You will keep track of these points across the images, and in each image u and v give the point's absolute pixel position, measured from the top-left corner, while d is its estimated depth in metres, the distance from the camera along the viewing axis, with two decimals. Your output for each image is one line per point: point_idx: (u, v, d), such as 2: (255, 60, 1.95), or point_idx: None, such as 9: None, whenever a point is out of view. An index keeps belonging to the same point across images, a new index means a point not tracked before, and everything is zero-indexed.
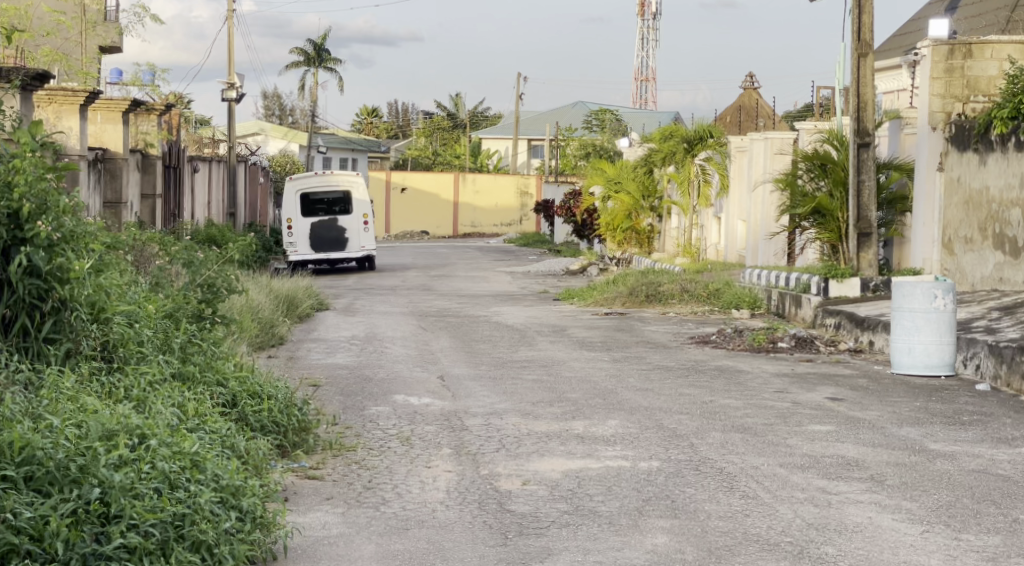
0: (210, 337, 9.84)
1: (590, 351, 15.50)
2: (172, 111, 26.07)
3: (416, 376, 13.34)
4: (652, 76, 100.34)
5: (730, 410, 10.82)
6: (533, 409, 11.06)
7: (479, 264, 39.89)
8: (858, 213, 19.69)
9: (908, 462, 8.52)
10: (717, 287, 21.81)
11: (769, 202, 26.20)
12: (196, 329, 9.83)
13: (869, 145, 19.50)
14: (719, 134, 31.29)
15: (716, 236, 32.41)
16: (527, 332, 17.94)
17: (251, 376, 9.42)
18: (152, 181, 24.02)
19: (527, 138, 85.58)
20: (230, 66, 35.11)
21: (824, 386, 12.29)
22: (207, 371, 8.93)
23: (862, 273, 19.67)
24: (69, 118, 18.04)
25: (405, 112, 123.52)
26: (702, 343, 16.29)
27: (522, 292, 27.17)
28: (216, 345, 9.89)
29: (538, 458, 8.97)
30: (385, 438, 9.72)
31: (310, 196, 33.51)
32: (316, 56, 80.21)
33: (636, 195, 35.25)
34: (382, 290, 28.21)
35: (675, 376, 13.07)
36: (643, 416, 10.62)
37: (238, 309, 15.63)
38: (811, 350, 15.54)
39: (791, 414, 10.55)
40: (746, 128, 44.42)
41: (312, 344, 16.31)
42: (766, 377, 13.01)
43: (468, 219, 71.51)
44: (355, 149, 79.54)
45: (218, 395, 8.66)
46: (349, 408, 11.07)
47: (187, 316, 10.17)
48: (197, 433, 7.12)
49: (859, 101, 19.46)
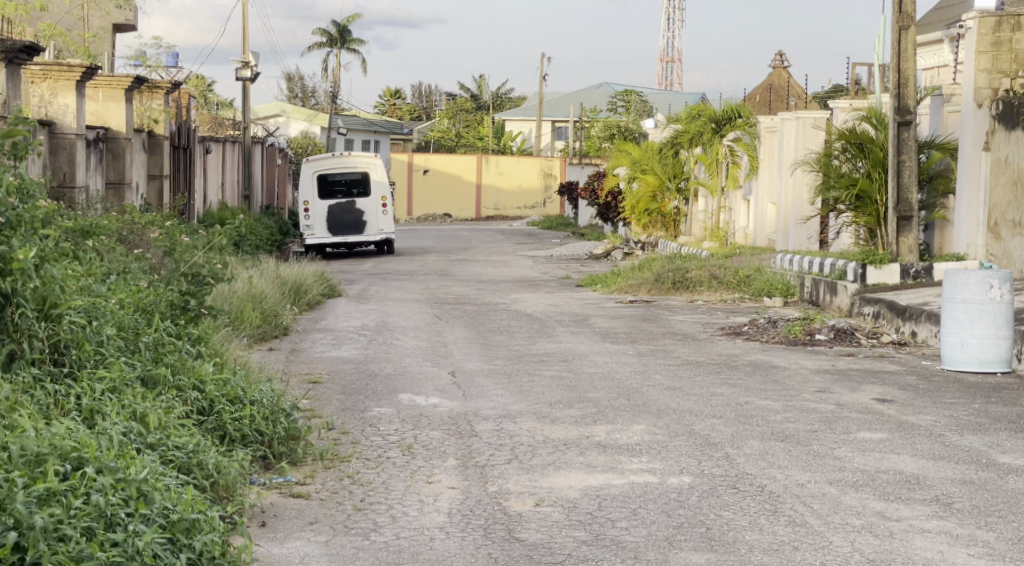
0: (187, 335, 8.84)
1: (614, 344, 14.45)
2: (181, 89, 25.08)
3: (425, 372, 12.34)
4: (678, 57, 98.86)
5: (768, 414, 9.77)
6: (550, 412, 10.03)
7: (501, 248, 38.88)
8: (898, 195, 18.56)
9: (977, 480, 7.45)
10: (748, 273, 20.75)
11: (801, 183, 24.96)
12: (172, 324, 8.84)
13: (910, 123, 18.32)
14: (747, 114, 29.98)
15: (745, 219, 31.33)
16: (547, 322, 16.89)
17: (232, 377, 8.41)
18: (160, 162, 23.17)
19: (551, 120, 84.49)
20: (246, 44, 34.12)
21: (869, 385, 11.20)
22: (181, 372, 7.90)
23: (902, 259, 18.54)
24: (65, 95, 17.09)
25: (430, 93, 122.53)
26: (734, 335, 15.22)
27: (544, 278, 26.17)
28: (194, 350, 8.87)
29: (554, 472, 7.94)
30: (382, 446, 8.72)
31: (327, 178, 32.44)
32: (339, 37, 79.32)
33: (662, 178, 34.11)
34: (398, 275, 27.23)
35: (706, 373, 12.03)
36: (671, 421, 9.58)
37: (238, 298, 14.66)
38: (851, 341, 14.45)
39: (837, 419, 9.49)
40: (776, 107, 43.14)
41: (318, 335, 15.34)
42: (805, 373, 11.95)
43: (491, 201, 70.58)
44: (377, 131, 78.56)
45: (192, 401, 7.65)
46: (348, 410, 10.11)
47: (165, 310, 9.17)
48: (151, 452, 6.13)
49: (899, 77, 18.36)
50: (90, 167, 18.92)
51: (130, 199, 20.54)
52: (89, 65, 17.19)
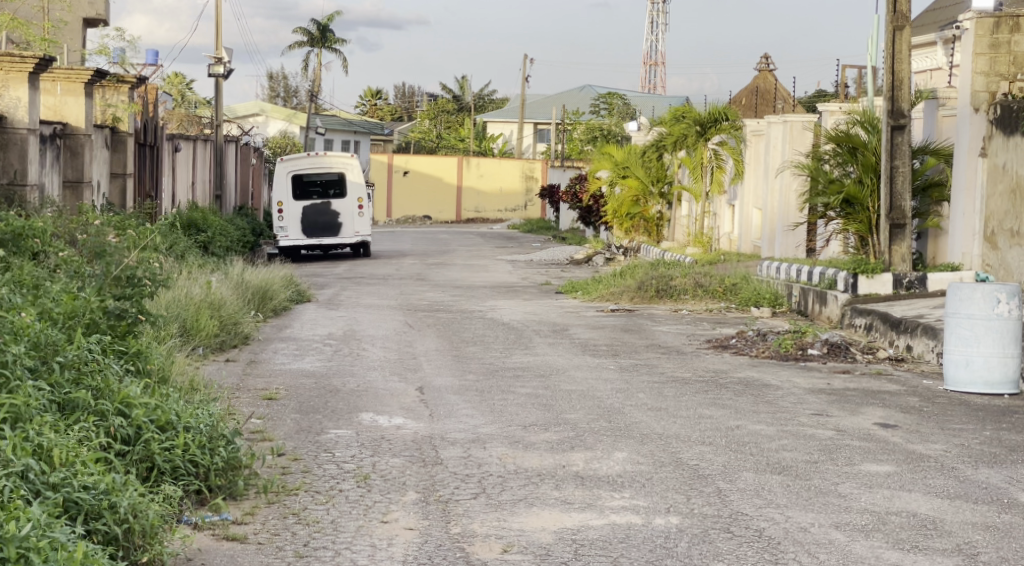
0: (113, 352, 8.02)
1: (595, 358, 13.57)
2: (146, 84, 24.12)
3: (391, 388, 11.44)
4: (662, 60, 98.09)
5: (762, 441, 8.91)
6: (524, 436, 9.17)
7: (481, 251, 37.99)
8: (891, 201, 17.76)
9: (1001, 525, 6.63)
10: (734, 281, 19.91)
11: (787, 189, 24.25)
12: (99, 342, 8.01)
13: (903, 127, 17.46)
14: (734, 116, 29.30)
15: (730, 225, 30.57)
16: (524, 332, 16.02)
17: (164, 398, 7.58)
18: (122, 159, 22.27)
19: (534, 122, 83.62)
20: (219, 40, 33.20)
21: (868, 407, 10.35)
22: (104, 395, 7.02)
23: (895, 269, 17.71)
24: (17, 87, 16.14)
25: (412, 94, 121.62)
26: (721, 348, 14.38)
27: (523, 283, 25.31)
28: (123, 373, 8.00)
29: (525, 510, 7.08)
30: (335, 477, 7.85)
31: (303, 178, 31.46)
32: (321, 37, 78.33)
33: (646, 181, 33.29)
34: (372, 280, 26.32)
35: (692, 392, 11.18)
36: (656, 448, 8.73)
37: (194, 304, 13.76)
38: (845, 357, 13.62)
39: (838, 447, 8.64)
40: (763, 111, 42.41)
41: (280, 345, 14.44)
42: (798, 393, 11.12)
43: (472, 204, 69.68)
44: (357, 131, 77.59)
45: (115, 428, 6.74)
46: (302, 432, 9.27)
47: (94, 324, 8.44)
48: (41, 500, 5.38)
49: (894, 78, 17.56)
50: (46, 166, 17.98)
51: (88, 199, 19.62)
52: (43, 56, 16.29)
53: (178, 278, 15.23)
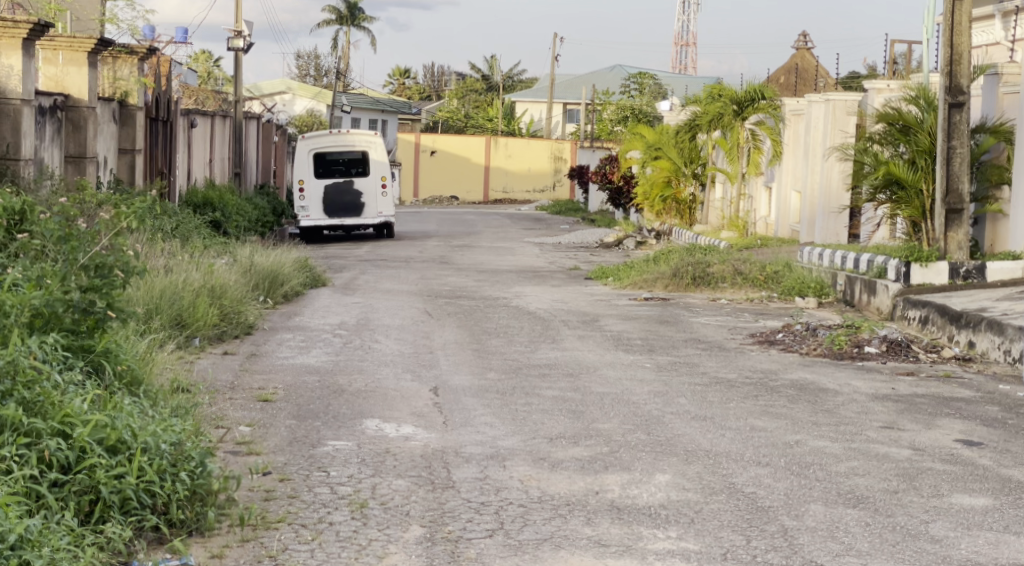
0: (53, 358, 6.88)
1: (629, 354, 12.30)
2: (158, 55, 22.87)
3: (402, 389, 10.22)
4: (693, 41, 96.38)
5: (828, 462, 7.63)
6: (549, 452, 7.92)
7: (507, 233, 36.70)
8: (947, 185, 16.31)
9: None
10: (777, 269, 18.56)
11: (832, 170, 22.90)
12: (41, 346, 6.88)
13: (963, 105, 15.98)
14: (772, 95, 27.86)
15: (766, 208, 29.16)
16: (551, 323, 14.75)
17: (119, 409, 6.45)
18: (132, 134, 21.05)
19: (563, 102, 82.18)
20: (238, 12, 31.99)
21: (944, 419, 9.03)
22: (42, 413, 5.93)
23: (950, 257, 16.30)
24: (9, 54, 14.91)
25: (442, 72, 120.29)
26: (767, 344, 13.10)
27: (551, 268, 24.01)
28: (75, 381, 6.88)
29: (549, 554, 5.85)
30: (326, 504, 6.63)
31: (325, 156, 30.37)
32: (349, 14, 77.08)
33: (678, 163, 31.93)
34: (393, 262, 25.12)
35: (742, 397, 9.90)
36: (704, 469, 7.48)
37: (193, 291, 12.53)
38: (906, 356, 12.31)
39: (918, 472, 7.36)
40: (802, 90, 40.83)
41: (286, 335, 13.24)
42: (860, 399, 9.84)
43: (499, 184, 68.22)
44: (384, 110, 76.36)
45: (49, 452, 5.66)
46: (295, 444, 8.05)
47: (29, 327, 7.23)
48: None
49: (953, 52, 16.00)
50: (44, 140, 16.78)
51: (90, 174, 18.41)
52: (39, 22, 15.06)
53: (175, 260, 14.01)
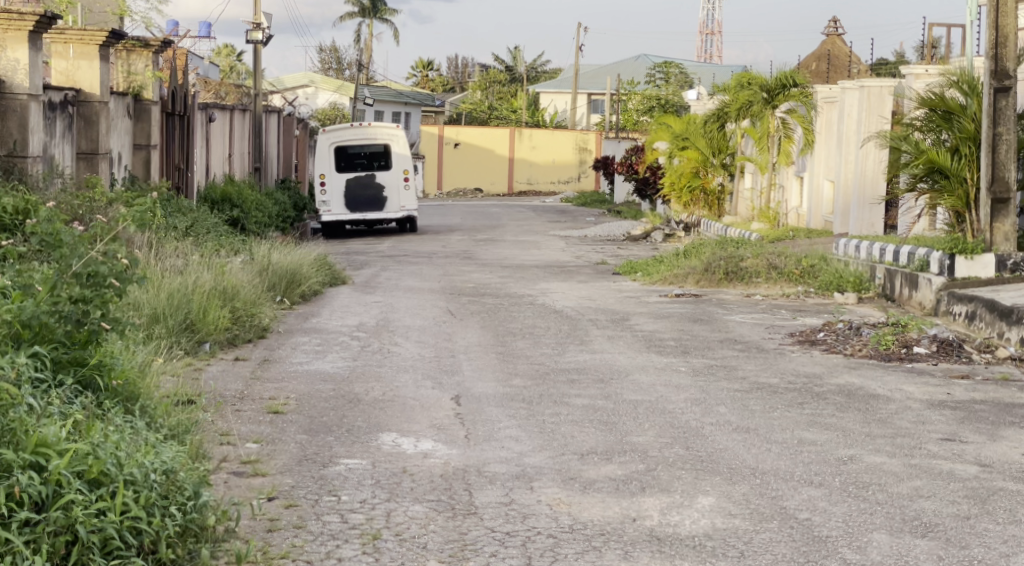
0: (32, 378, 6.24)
1: (662, 356, 11.61)
2: (174, 47, 22.25)
3: (421, 397, 9.57)
4: (718, 30, 95.35)
5: (889, 482, 6.92)
6: (580, 471, 7.25)
7: (532, 225, 36.02)
8: (992, 173, 15.52)
9: None
10: (813, 263, 17.85)
11: (867, 159, 22.10)
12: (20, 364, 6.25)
13: (1009, 89, 15.17)
14: (803, 82, 27.01)
15: (798, 198, 28.38)
16: (579, 322, 14.07)
17: (103, 434, 5.80)
18: (146, 130, 20.43)
19: (587, 92, 81.42)
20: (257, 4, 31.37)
21: (1008, 429, 8.31)
22: (14, 442, 5.30)
23: (996, 248, 15.52)
24: (15, 47, 14.30)
25: (465, 64, 119.61)
26: (808, 344, 12.38)
27: (577, 263, 23.32)
28: (58, 401, 6.25)
29: None
30: (335, 536, 5.98)
31: (347, 150, 29.70)
32: (371, 6, 76.43)
33: (706, 152, 31.13)
34: (415, 258, 24.48)
35: (786, 405, 9.21)
36: (751, 491, 6.79)
37: (202, 292, 11.90)
38: (958, 356, 11.56)
39: (988, 493, 6.65)
40: (833, 77, 39.96)
41: (302, 338, 12.60)
42: (914, 406, 9.13)
43: (523, 175, 67.51)
44: (407, 103, 75.76)
45: (21, 488, 5.03)
46: (304, 462, 7.41)
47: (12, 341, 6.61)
48: None
49: (998, 34, 15.18)
50: (54, 136, 16.14)
51: (103, 172, 17.74)
52: (46, 13, 14.47)
53: (186, 260, 13.38)
